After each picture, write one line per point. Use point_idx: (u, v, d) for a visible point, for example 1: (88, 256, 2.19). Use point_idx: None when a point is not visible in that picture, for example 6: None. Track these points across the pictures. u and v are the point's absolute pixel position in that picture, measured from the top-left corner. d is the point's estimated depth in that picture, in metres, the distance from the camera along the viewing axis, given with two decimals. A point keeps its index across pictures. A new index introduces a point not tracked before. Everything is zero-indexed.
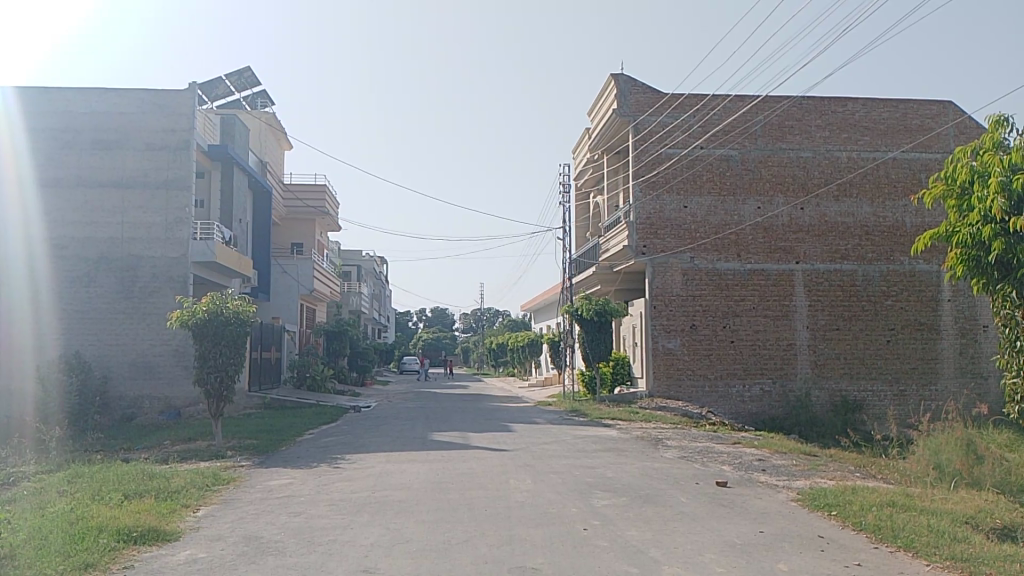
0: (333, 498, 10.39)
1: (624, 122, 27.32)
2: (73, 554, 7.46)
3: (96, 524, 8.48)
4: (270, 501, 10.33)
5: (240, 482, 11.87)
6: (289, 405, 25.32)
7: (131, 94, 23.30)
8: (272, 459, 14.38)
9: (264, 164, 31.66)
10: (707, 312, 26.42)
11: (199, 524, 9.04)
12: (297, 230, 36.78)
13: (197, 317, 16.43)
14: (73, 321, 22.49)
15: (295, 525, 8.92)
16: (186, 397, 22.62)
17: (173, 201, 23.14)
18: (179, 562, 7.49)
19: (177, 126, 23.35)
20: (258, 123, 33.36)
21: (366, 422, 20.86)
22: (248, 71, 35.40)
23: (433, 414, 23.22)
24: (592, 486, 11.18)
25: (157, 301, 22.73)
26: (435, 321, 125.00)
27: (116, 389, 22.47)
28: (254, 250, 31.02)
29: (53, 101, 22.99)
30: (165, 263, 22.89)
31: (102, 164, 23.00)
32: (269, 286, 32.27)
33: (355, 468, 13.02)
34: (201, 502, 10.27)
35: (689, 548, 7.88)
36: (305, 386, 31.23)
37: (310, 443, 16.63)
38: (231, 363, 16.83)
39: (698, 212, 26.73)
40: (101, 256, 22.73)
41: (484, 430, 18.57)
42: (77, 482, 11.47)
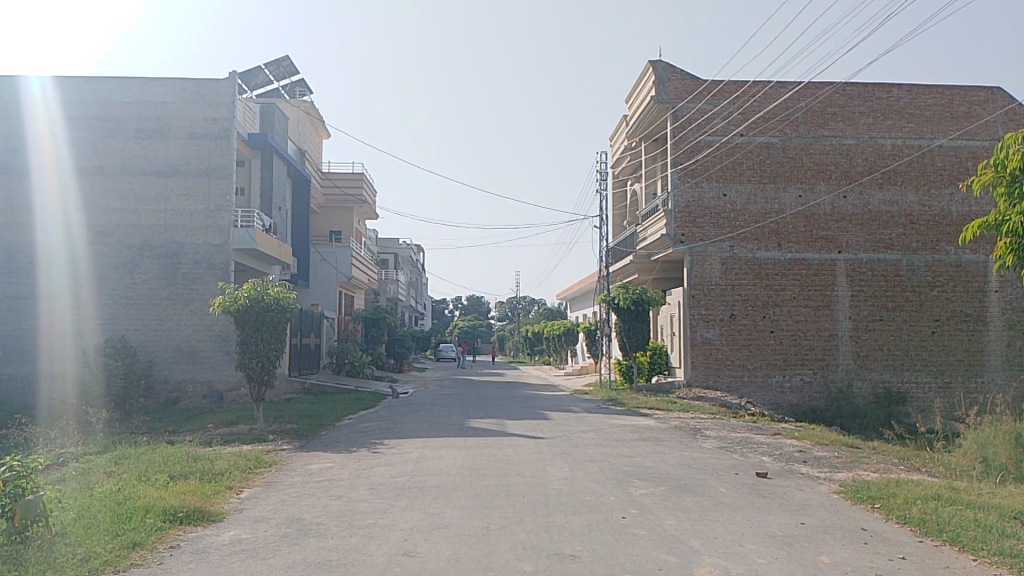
0: (373, 483, 10.49)
1: (663, 108, 27.03)
2: (121, 534, 7.64)
3: (143, 504, 8.67)
4: (310, 484, 10.49)
5: (282, 465, 12.04)
6: (328, 391, 25.64)
7: (174, 83, 23.64)
8: (312, 443, 14.55)
9: (303, 153, 31.93)
10: (747, 301, 26.09)
11: (242, 506, 9.19)
12: (335, 218, 37.13)
13: (238, 304, 16.67)
14: (120, 307, 22.96)
15: (335, 508, 9.02)
16: (228, 381, 22.96)
17: (215, 189, 23.45)
18: (224, 542, 7.63)
19: (218, 115, 23.68)
20: (296, 111, 33.65)
21: (403, 408, 21.01)
22: (286, 59, 35.70)
23: (470, 401, 23.33)
24: (630, 475, 11.16)
25: (200, 287, 23.11)
26: (471, 308, 125.82)
27: (161, 372, 22.92)
28: (293, 238, 31.37)
29: (99, 91, 23.42)
30: (207, 250, 23.23)
31: (147, 152, 23.41)
32: (307, 272, 32.60)
33: (392, 453, 13.10)
34: (244, 484, 10.47)
35: (730, 539, 7.81)
36: (343, 372, 31.53)
37: (350, 428, 16.78)
38: (271, 348, 17.08)
39: (739, 201, 26.40)
40: (146, 243, 23.16)
41: (521, 418, 18.59)
42: (125, 463, 11.73)
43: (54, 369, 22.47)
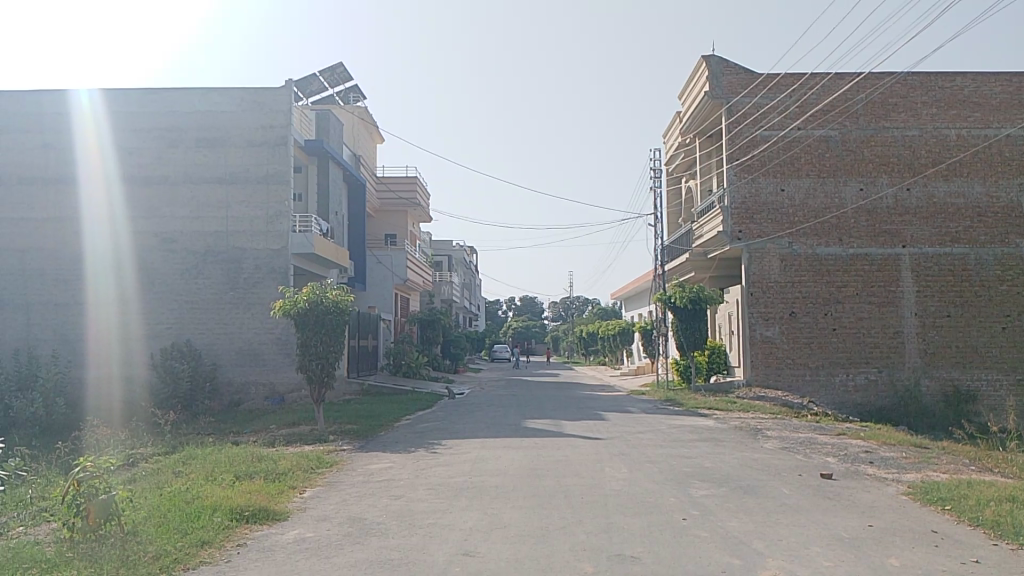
0: (432, 483, 10.59)
1: (717, 104, 26.65)
2: (191, 532, 7.87)
3: (212, 503, 8.91)
4: (371, 484, 10.62)
5: (343, 465, 12.24)
6: (386, 392, 25.96)
7: (232, 93, 24.22)
8: (372, 444, 14.74)
9: (358, 158, 32.41)
10: (807, 298, 25.54)
11: (306, 505, 9.37)
12: (390, 221, 37.58)
13: (298, 307, 17.00)
14: (186, 312, 23.63)
15: (396, 508, 9.13)
16: (290, 383, 23.43)
17: (273, 195, 23.95)
18: (289, 541, 7.79)
19: (275, 123, 24.18)
20: (350, 117, 34.18)
21: (460, 409, 21.13)
22: (340, 66, 36.27)
23: (526, 402, 23.37)
24: (690, 476, 11.02)
25: (261, 291, 23.64)
26: (525, 309, 126.01)
27: (225, 375, 23.49)
28: (350, 241, 31.88)
29: (162, 102, 24.15)
30: (267, 255, 23.75)
31: (208, 161, 24.04)
32: (364, 276, 33.06)
33: (451, 454, 13.19)
34: (307, 483, 10.66)
35: (794, 541, 7.66)
36: (400, 373, 31.82)
37: (408, 428, 16.96)
38: (331, 350, 17.37)
39: (797, 196, 25.87)
40: (210, 250, 23.78)
41: (578, 418, 18.52)
42: (192, 463, 12.06)
43: (133, 375, 23.52)
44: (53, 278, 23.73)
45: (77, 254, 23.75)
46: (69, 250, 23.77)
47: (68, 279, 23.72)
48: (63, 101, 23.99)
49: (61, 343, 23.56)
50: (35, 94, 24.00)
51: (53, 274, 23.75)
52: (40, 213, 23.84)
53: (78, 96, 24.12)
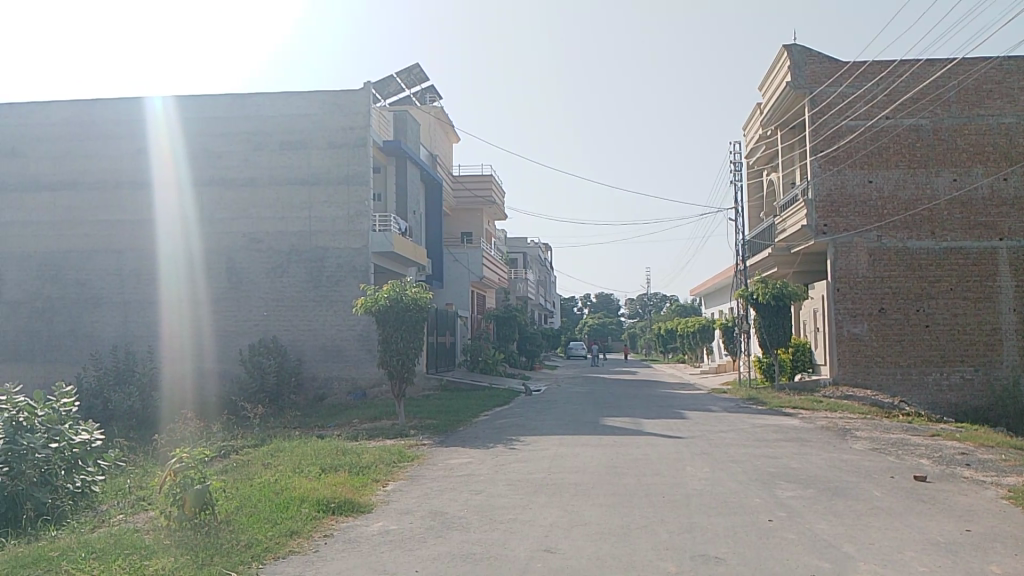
0: (512, 479, 10.63)
1: (799, 94, 25.90)
2: (280, 522, 8.12)
3: (300, 495, 9.17)
4: (452, 478, 10.74)
5: (424, 459, 12.42)
6: (464, 388, 26.22)
7: (313, 96, 24.84)
8: (451, 439, 14.92)
9: (435, 157, 32.82)
10: (897, 294, 24.58)
11: (389, 498, 9.54)
12: (466, 219, 37.93)
13: (379, 304, 17.33)
14: (272, 310, 24.39)
15: (477, 503, 9.20)
16: (371, 378, 23.91)
17: (354, 195, 24.47)
18: (374, 532, 7.95)
19: (355, 124, 24.69)
20: (427, 117, 34.64)
21: (538, 406, 21.16)
22: (416, 67, 36.79)
23: (604, 399, 23.24)
24: (775, 476, 10.75)
25: (343, 289, 24.20)
26: (601, 306, 125.36)
27: (310, 371, 24.13)
28: (428, 240, 32.31)
29: (248, 107, 24.99)
30: (349, 254, 24.29)
31: (292, 163, 24.74)
32: (441, 273, 33.45)
33: (530, 450, 13.22)
34: (390, 477, 10.86)
35: (887, 545, 7.37)
36: (478, 369, 31.96)
37: (487, 424, 17.09)
38: (411, 346, 17.64)
39: (886, 188, 24.91)
40: (294, 249, 24.47)
41: (657, 416, 18.30)
42: (280, 456, 12.45)
43: (221, 369, 24.42)
44: (149, 278, 24.94)
45: (171, 255, 24.95)
46: (164, 250, 24.97)
47: (163, 278, 24.93)
48: (157, 108, 25.28)
49: (156, 340, 24.70)
50: (130, 102, 25.29)
51: (148, 274, 24.96)
52: (137, 216, 25.10)
53: (169, 104, 25.29)
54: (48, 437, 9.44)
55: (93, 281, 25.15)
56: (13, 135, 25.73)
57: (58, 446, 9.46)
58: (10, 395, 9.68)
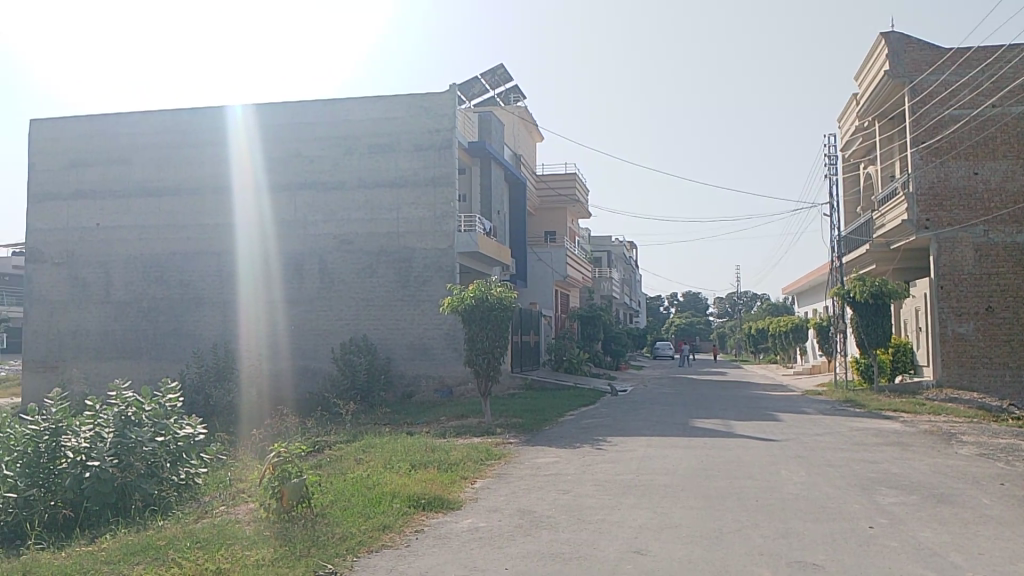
0: (600, 479, 10.56)
1: (898, 84, 24.77)
2: (373, 516, 8.30)
3: (391, 490, 9.35)
4: (539, 477, 10.75)
5: (511, 457, 12.48)
6: (550, 387, 26.21)
7: (401, 99, 25.30)
8: (538, 438, 14.94)
9: (519, 157, 32.92)
10: (1006, 292, 23.33)
11: (477, 495, 9.63)
12: (550, 218, 37.91)
13: (465, 303, 17.50)
14: (361, 309, 24.98)
15: (565, 502, 9.18)
16: (458, 376, 24.19)
17: (440, 197, 24.82)
18: (464, 529, 8.03)
19: (441, 127, 25.03)
20: (511, 117, 34.79)
21: (625, 406, 20.96)
22: (501, 68, 37.00)
23: (693, 400, 22.83)
24: (875, 482, 10.31)
25: (430, 289, 24.58)
26: (689, 305, 123.29)
27: (398, 369, 24.60)
28: (512, 239, 32.47)
29: (338, 112, 25.67)
30: (435, 254, 24.65)
31: (381, 165, 25.26)
32: (525, 272, 33.52)
33: (617, 451, 13.11)
34: (478, 474, 10.96)
35: (998, 556, 6.97)
36: (563, 369, 31.87)
37: (574, 424, 17.04)
38: (496, 345, 17.75)
39: (993, 180, 23.64)
40: (383, 250, 24.99)
41: (749, 418, 17.85)
42: (371, 451, 12.74)
43: (314, 366, 25.22)
44: (246, 278, 25.98)
45: (266, 256, 25.90)
46: (260, 252, 25.95)
47: (259, 279, 25.95)
48: (253, 116, 26.32)
49: (252, 339, 25.72)
50: (229, 110, 26.41)
51: (246, 275, 26.02)
52: (234, 219, 26.18)
53: (264, 111, 26.24)
54: (155, 430, 9.90)
55: (194, 282, 26.32)
56: (121, 144, 27.19)
57: (163, 440, 9.90)
58: (119, 391, 10.17)
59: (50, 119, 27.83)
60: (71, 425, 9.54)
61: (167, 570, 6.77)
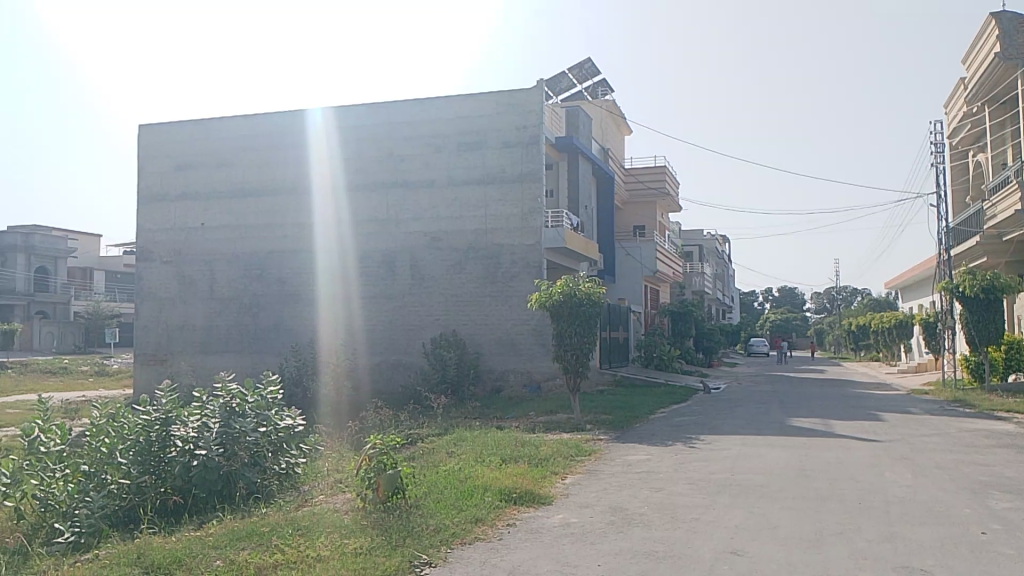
0: (693, 478, 10.39)
1: (1010, 66, 23.36)
2: (466, 509, 8.40)
3: (483, 484, 9.45)
4: (630, 475, 10.66)
5: (602, 454, 12.41)
6: (639, 384, 25.95)
7: (488, 97, 25.49)
8: (629, 435, 14.81)
9: (607, 151, 32.68)
10: None
11: (568, 491, 9.63)
12: (640, 213, 37.48)
13: (554, 299, 17.49)
14: (451, 305, 25.32)
15: (657, 500, 9.07)
16: (546, 372, 24.23)
17: (528, 193, 24.88)
18: (555, 525, 8.04)
19: (529, 123, 25.08)
20: (599, 111, 34.55)
21: (718, 404, 20.53)
22: (588, 61, 36.79)
23: (789, 399, 22.16)
24: (988, 486, 9.77)
25: (518, 284, 24.70)
26: (783, 301, 119.78)
27: (487, 364, 24.82)
28: (600, 234, 32.27)
29: (428, 111, 26.09)
30: (523, 250, 24.74)
31: (469, 162, 25.52)
32: (613, 268, 33.26)
33: (710, 449, 12.86)
34: (568, 470, 10.95)
35: None
36: (652, 366, 31.44)
37: (665, 421, 16.81)
38: (586, 341, 17.68)
39: None
40: (471, 246, 25.25)
41: (850, 418, 17.19)
42: (462, 445, 12.90)
43: (406, 361, 25.73)
44: (340, 275, 26.74)
45: (359, 254, 26.54)
46: (353, 249, 26.60)
47: (352, 276, 26.61)
48: (348, 116, 27.00)
49: (346, 334, 26.45)
50: (325, 112, 27.25)
51: (341, 272, 26.83)
52: (329, 218, 26.99)
53: (358, 110, 26.87)
54: (257, 421, 10.25)
55: (292, 279, 27.25)
56: (224, 147, 28.39)
57: (265, 430, 10.26)
58: (223, 383, 10.55)
59: (160, 125, 29.32)
60: (179, 416, 9.90)
61: (272, 556, 7.02)
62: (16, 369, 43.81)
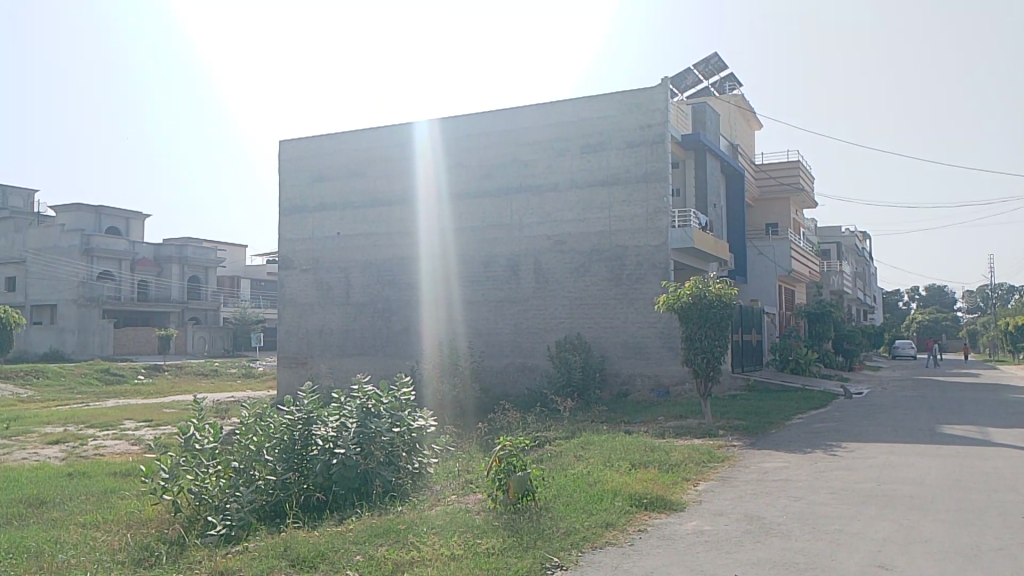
0: (834, 486, 9.89)
1: None
2: (596, 513, 8.34)
3: (612, 488, 9.36)
4: (767, 482, 10.26)
5: (736, 460, 12.02)
6: (774, 388, 24.98)
7: (611, 98, 25.32)
8: (763, 441, 14.28)
9: (736, 147, 31.74)
10: None
11: (701, 498, 9.38)
12: (772, 210, 36.16)
13: (682, 300, 17.14)
14: (576, 308, 25.28)
15: (797, 509, 8.68)
16: (675, 376, 23.76)
17: (653, 193, 24.52)
18: (688, 532, 7.85)
19: (653, 121, 24.72)
20: (727, 107, 33.63)
21: (860, 410, 19.48)
22: (715, 57, 35.89)
23: (939, 405, 20.74)
24: None
25: (644, 286, 24.36)
26: (931, 300, 112.33)
27: (613, 368, 24.61)
28: (729, 233, 31.37)
29: (551, 114, 26.21)
30: (649, 251, 24.39)
31: (593, 165, 25.43)
32: (744, 268, 32.24)
33: (853, 457, 12.20)
34: (700, 476, 10.67)
35: None
36: (788, 369, 30.08)
37: (802, 427, 16.09)
38: (717, 344, 17.20)
39: None
40: (596, 249, 25.14)
41: (1010, 426, 15.88)
42: (590, 449, 12.83)
43: (532, 364, 25.91)
44: (466, 280, 27.25)
45: (484, 258, 26.95)
46: (478, 254, 27.05)
47: (478, 280, 27.04)
48: (474, 123, 27.50)
49: (473, 337, 26.91)
50: (452, 120, 27.85)
51: (467, 277, 27.32)
52: (455, 224, 27.57)
53: (483, 117, 27.32)
54: (392, 421, 10.57)
55: (422, 284, 28.04)
56: (358, 159, 29.59)
57: (399, 431, 10.57)
58: (360, 385, 10.94)
59: (298, 140, 30.89)
60: (320, 416, 10.35)
61: (409, 553, 7.23)
62: (173, 371, 47.25)
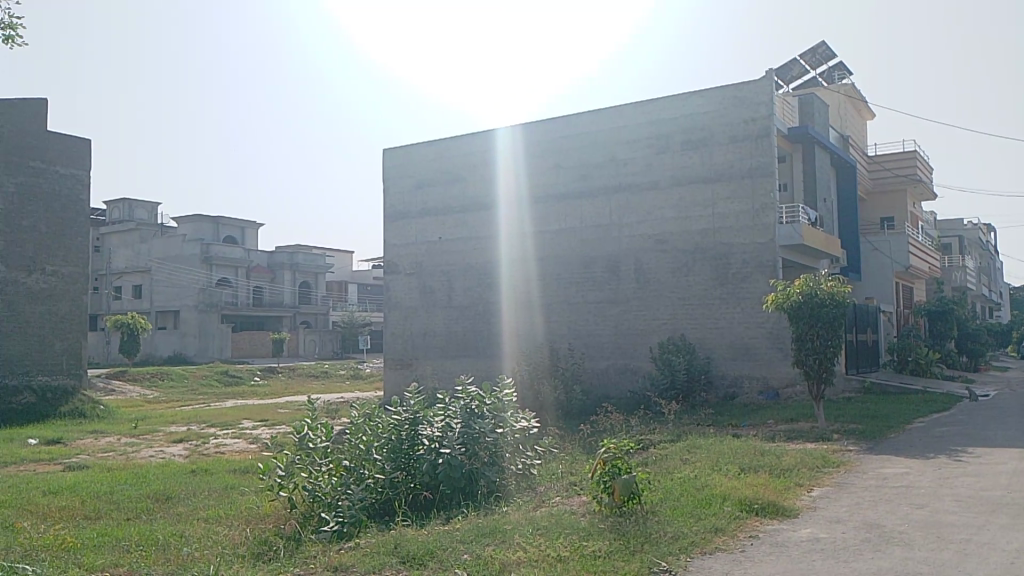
0: (961, 494, 9.30)
1: None
2: (704, 518, 8.14)
3: (720, 492, 9.11)
4: (887, 489, 9.76)
5: (852, 466, 11.48)
6: (892, 391, 23.77)
7: (712, 93, 24.75)
8: (882, 446, 13.60)
9: (846, 139, 30.45)
10: None
11: (816, 504, 9.01)
12: (887, 204, 34.47)
13: (792, 299, 16.58)
14: (679, 308, 24.80)
15: (920, 518, 8.21)
16: (784, 378, 22.96)
17: (758, 189, 23.81)
18: (802, 539, 7.55)
19: (757, 115, 24.00)
20: (836, 97, 32.32)
21: (988, 413, 18.31)
22: (822, 46, 34.55)
23: None
24: None
25: (750, 285, 23.66)
26: None
27: (719, 369, 24.01)
28: (841, 229, 30.10)
29: (650, 112, 25.85)
30: (754, 248, 23.68)
31: (695, 162, 24.91)
32: (858, 265, 30.85)
33: (982, 464, 11.45)
34: (814, 482, 10.25)
35: None
36: (907, 371, 28.58)
37: (925, 432, 15.23)
38: (830, 344, 16.51)
39: None
40: (699, 247, 24.61)
41: None
42: (697, 453, 12.53)
43: (635, 365, 25.59)
44: (567, 281, 27.17)
45: (584, 259, 26.82)
46: (579, 255, 26.93)
47: (579, 281, 26.93)
48: (572, 123, 27.43)
49: (574, 338, 26.81)
50: (551, 122, 27.88)
51: (567, 278, 27.25)
52: (555, 225, 27.57)
53: (582, 117, 27.22)
54: (495, 422, 10.64)
55: (522, 287, 28.19)
56: (458, 164, 30.02)
57: (502, 432, 10.62)
58: (464, 386, 11.08)
59: (401, 148, 31.64)
60: (426, 416, 10.55)
61: (516, 553, 7.26)
62: (286, 373, 49.22)
